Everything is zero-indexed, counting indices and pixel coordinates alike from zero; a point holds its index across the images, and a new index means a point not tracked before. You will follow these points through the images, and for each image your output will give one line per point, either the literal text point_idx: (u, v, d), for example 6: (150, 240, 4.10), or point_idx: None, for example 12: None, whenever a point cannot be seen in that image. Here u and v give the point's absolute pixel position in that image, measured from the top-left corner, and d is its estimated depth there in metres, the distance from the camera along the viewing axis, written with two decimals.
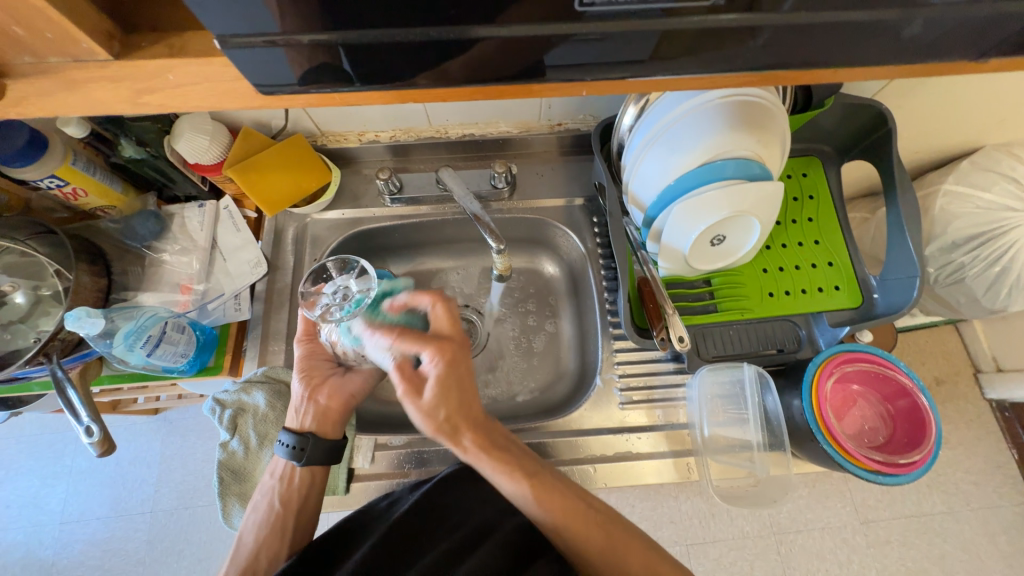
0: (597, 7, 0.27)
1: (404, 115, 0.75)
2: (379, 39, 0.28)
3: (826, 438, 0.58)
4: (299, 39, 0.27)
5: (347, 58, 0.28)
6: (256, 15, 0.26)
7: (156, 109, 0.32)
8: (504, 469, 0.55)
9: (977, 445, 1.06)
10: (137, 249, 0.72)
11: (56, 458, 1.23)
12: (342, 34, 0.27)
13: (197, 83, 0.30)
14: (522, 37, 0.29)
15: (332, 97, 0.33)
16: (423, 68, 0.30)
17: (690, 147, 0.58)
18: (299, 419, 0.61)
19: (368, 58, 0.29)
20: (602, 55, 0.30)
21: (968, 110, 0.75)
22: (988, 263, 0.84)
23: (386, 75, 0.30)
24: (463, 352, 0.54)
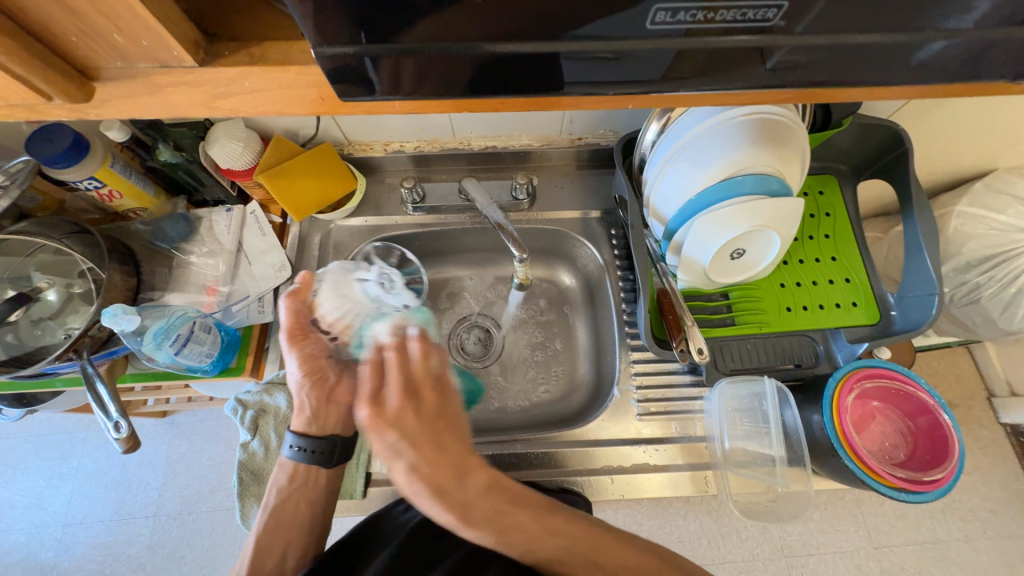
0: (661, 25, 0.29)
1: (429, 126, 0.77)
2: (440, 52, 0.29)
3: (847, 454, 0.58)
4: (367, 52, 0.29)
5: (409, 70, 0.30)
6: (332, 25, 0.27)
7: (228, 114, 0.34)
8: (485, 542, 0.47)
9: (992, 471, 1.05)
10: (165, 250, 0.74)
11: (63, 459, 1.23)
12: (405, 46, 0.29)
13: (270, 89, 0.32)
14: (579, 50, 0.30)
15: (389, 105, 0.35)
16: (478, 80, 0.32)
17: (713, 162, 0.59)
18: (316, 425, 0.60)
19: (427, 70, 0.30)
20: (649, 75, 0.32)
21: (982, 133, 0.76)
22: (1003, 284, 0.84)
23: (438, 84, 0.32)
24: (398, 417, 0.45)
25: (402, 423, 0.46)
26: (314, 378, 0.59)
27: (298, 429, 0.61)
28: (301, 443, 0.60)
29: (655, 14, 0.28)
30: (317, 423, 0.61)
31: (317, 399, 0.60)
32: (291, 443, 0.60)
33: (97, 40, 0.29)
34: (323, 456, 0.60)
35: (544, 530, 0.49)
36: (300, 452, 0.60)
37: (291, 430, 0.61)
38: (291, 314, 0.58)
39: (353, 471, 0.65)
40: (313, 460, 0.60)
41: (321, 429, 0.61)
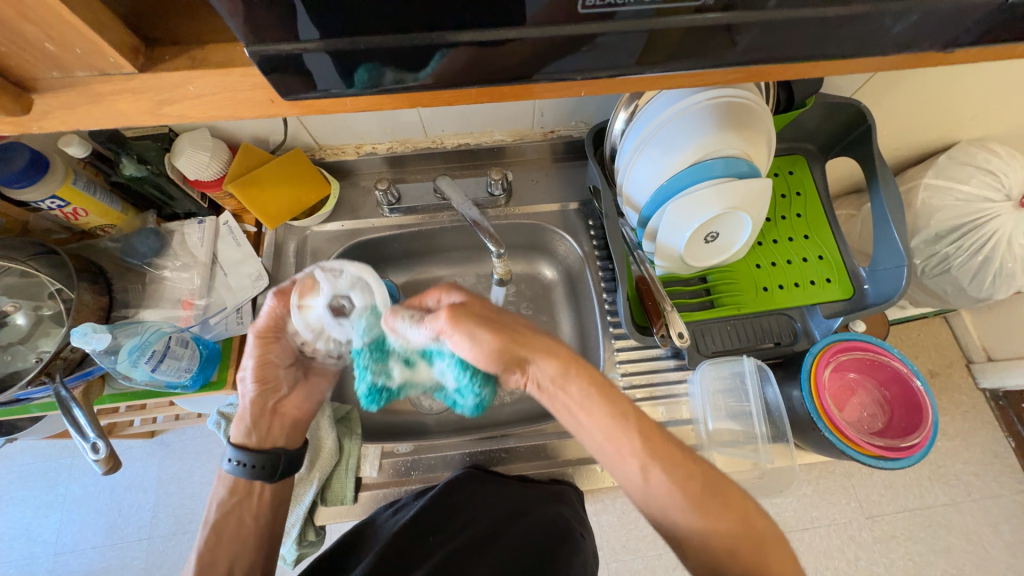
0: (601, 9, 0.29)
1: (401, 126, 0.77)
2: (384, 46, 0.29)
3: (826, 426, 0.60)
4: (291, 52, 0.28)
5: (349, 65, 0.30)
6: (274, 22, 0.27)
7: (176, 120, 0.33)
8: (598, 424, 0.50)
9: (974, 435, 1.08)
10: (137, 266, 0.72)
11: (49, 487, 1.20)
12: (350, 41, 0.28)
13: (217, 93, 0.32)
14: (526, 38, 0.30)
15: (346, 104, 0.34)
16: (429, 74, 0.31)
17: (680, 147, 0.60)
18: (255, 435, 0.58)
19: (376, 67, 0.30)
20: (597, 62, 0.33)
21: (943, 106, 0.78)
22: (972, 252, 0.87)
23: (382, 80, 0.31)
24: (468, 302, 0.55)
25: (480, 310, 0.54)
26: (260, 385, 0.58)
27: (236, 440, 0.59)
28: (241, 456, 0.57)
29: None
30: (258, 433, 0.59)
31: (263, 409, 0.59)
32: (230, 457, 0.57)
33: (31, 50, 0.28)
34: (264, 471, 0.57)
35: (644, 423, 0.50)
36: (240, 466, 0.57)
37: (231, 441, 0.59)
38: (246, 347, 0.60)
39: (342, 478, 0.65)
40: (252, 476, 0.57)
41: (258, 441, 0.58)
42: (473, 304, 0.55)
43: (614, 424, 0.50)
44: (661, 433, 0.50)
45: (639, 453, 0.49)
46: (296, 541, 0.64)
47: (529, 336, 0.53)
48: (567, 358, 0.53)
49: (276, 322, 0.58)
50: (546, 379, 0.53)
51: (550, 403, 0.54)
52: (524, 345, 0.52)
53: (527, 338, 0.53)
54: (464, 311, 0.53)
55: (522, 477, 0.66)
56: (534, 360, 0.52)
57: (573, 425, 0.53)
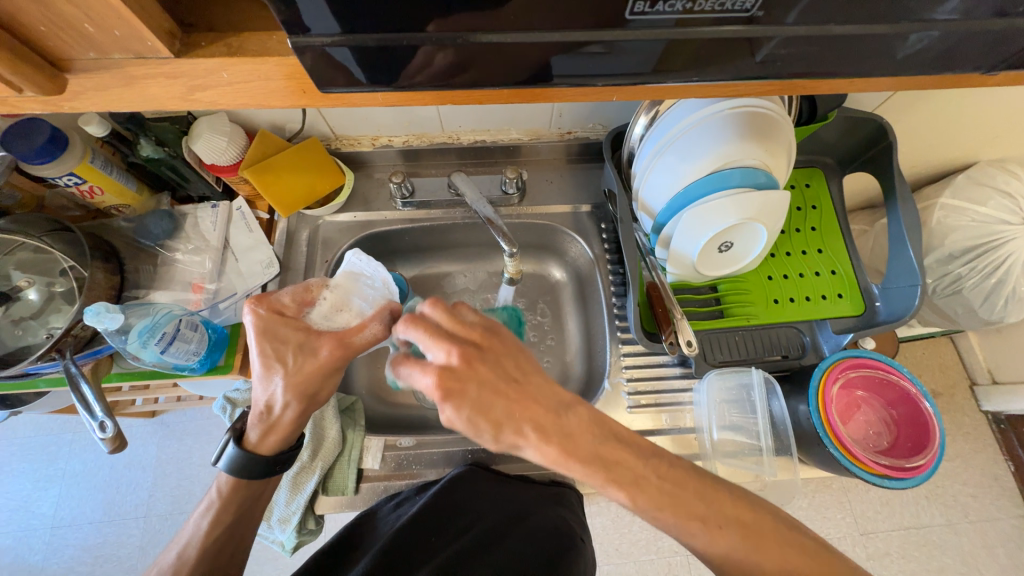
0: (640, 16, 0.29)
1: (418, 120, 0.76)
2: (419, 42, 0.29)
3: (833, 443, 0.59)
4: (333, 40, 0.28)
5: (385, 59, 0.30)
6: (308, 16, 0.27)
7: (206, 106, 0.33)
8: (606, 485, 0.41)
9: (974, 457, 1.08)
10: (150, 247, 0.72)
11: (51, 461, 1.21)
12: (385, 37, 0.28)
13: (249, 81, 0.32)
14: (561, 39, 0.30)
15: (374, 98, 0.34)
16: (460, 73, 0.31)
17: (700, 155, 0.59)
18: (272, 436, 0.53)
19: (410, 62, 0.30)
20: (631, 68, 0.32)
21: (966, 125, 0.77)
22: (984, 275, 0.86)
23: (412, 77, 0.31)
24: (473, 359, 0.41)
25: (476, 385, 0.40)
26: (307, 401, 0.52)
27: (245, 440, 0.53)
28: (281, 460, 0.55)
29: (632, 5, 0.28)
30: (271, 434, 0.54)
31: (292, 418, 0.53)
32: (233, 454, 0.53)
33: (69, 30, 0.28)
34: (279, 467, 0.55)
35: (664, 479, 0.42)
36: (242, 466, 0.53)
37: (241, 441, 0.53)
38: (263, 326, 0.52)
39: (345, 469, 0.65)
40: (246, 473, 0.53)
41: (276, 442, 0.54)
42: (472, 363, 0.41)
43: (627, 483, 0.41)
44: (687, 480, 0.42)
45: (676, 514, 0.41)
46: (296, 529, 0.64)
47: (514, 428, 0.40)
48: (562, 432, 0.40)
49: (363, 343, 0.52)
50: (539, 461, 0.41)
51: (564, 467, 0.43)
52: (526, 414, 0.40)
53: (529, 393, 0.41)
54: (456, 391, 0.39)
55: (523, 476, 0.66)
56: (528, 440, 0.40)
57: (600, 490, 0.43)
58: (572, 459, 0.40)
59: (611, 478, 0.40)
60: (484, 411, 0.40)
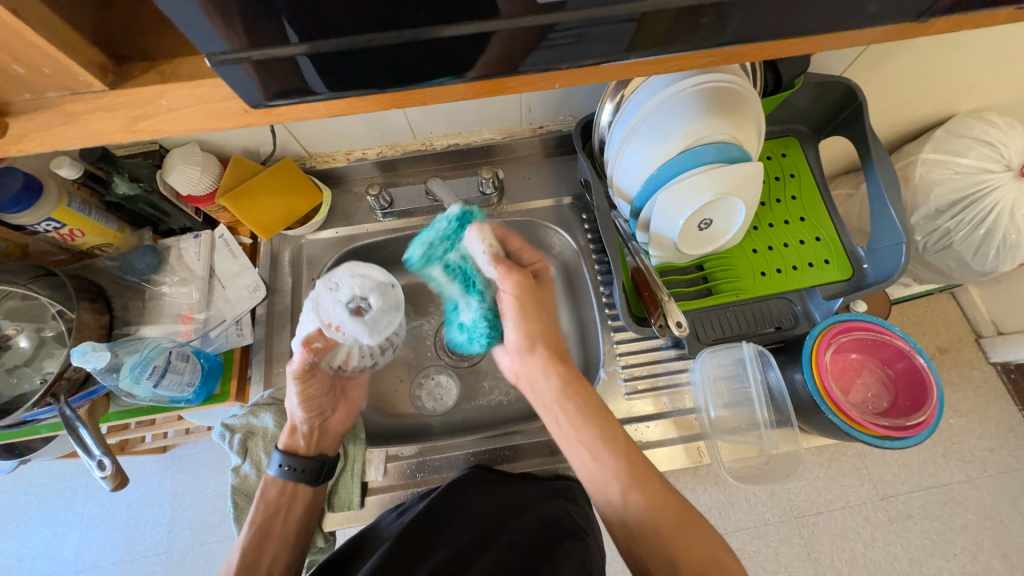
0: (554, 0, 0.28)
1: (390, 130, 0.77)
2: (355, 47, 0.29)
3: (830, 408, 0.59)
4: (279, 56, 0.29)
5: (327, 69, 0.30)
6: (226, 30, 0.27)
7: (150, 136, 0.33)
8: (580, 424, 0.57)
9: (986, 410, 1.07)
10: (136, 283, 0.73)
11: (67, 506, 1.22)
12: (317, 45, 0.29)
13: (187, 106, 0.32)
14: (491, 33, 0.30)
15: (319, 110, 0.34)
16: (402, 77, 0.32)
17: (669, 134, 0.59)
18: (304, 443, 0.63)
19: (347, 69, 0.30)
20: (568, 53, 0.32)
21: (938, 78, 0.77)
22: (973, 226, 0.86)
23: (353, 84, 0.31)
24: (535, 282, 0.62)
25: (545, 295, 0.62)
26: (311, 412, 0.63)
27: (285, 448, 0.63)
28: (290, 461, 0.61)
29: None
30: (307, 443, 0.64)
31: (311, 428, 0.64)
32: (279, 461, 0.61)
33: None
34: (307, 474, 0.61)
35: (603, 436, 0.56)
36: (286, 470, 0.61)
37: (279, 450, 0.63)
38: (304, 359, 0.62)
39: (348, 483, 0.65)
40: (298, 479, 0.61)
41: (304, 446, 0.64)
42: (546, 284, 0.63)
43: (605, 446, 0.56)
44: (626, 442, 0.56)
45: (623, 479, 0.54)
46: None
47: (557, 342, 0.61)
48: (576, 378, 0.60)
49: (307, 363, 0.62)
50: (545, 391, 0.60)
51: (554, 421, 0.59)
52: (547, 339, 0.60)
53: (550, 328, 0.61)
54: (525, 289, 0.59)
55: (529, 474, 0.67)
56: (540, 362, 0.60)
57: (563, 439, 0.58)
58: (569, 400, 0.58)
59: (588, 416, 0.57)
60: (534, 334, 0.60)
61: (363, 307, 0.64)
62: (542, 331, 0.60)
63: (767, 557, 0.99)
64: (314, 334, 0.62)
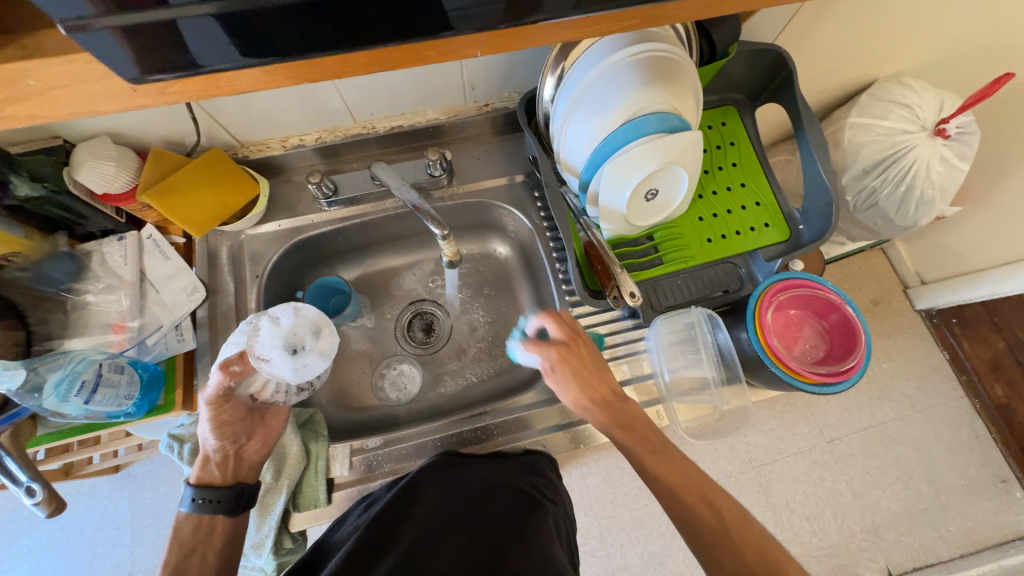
0: None
1: (326, 114, 0.73)
2: (261, 6, 0.26)
3: (774, 362, 0.63)
4: (167, 19, 0.26)
5: (245, 26, 0.28)
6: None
7: (25, 121, 0.31)
8: (633, 451, 0.57)
9: (914, 353, 1.18)
10: (53, 294, 0.66)
11: (11, 540, 1.13)
12: (222, 4, 0.26)
13: (62, 85, 0.29)
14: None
15: (219, 86, 0.32)
16: (301, 43, 0.30)
17: (611, 106, 0.59)
18: (218, 472, 0.59)
19: (263, 28, 0.28)
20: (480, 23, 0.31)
21: (860, 44, 0.81)
22: (895, 184, 0.92)
23: (269, 46, 0.29)
24: (578, 349, 0.60)
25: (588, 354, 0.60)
26: (220, 441, 0.59)
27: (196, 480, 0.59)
28: (202, 494, 0.57)
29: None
30: (220, 472, 0.59)
31: (224, 456, 0.59)
32: (189, 494, 0.57)
33: None
34: (224, 504, 0.57)
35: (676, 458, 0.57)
36: (198, 502, 0.57)
37: (190, 481, 0.59)
38: (218, 385, 0.57)
39: (312, 481, 0.64)
40: (214, 510, 0.57)
41: (220, 475, 0.59)
42: (587, 352, 0.61)
43: (670, 469, 0.55)
44: (692, 470, 0.56)
45: (697, 501, 0.53)
46: (273, 551, 0.63)
47: (609, 392, 0.59)
48: (614, 408, 0.59)
49: (220, 389, 0.57)
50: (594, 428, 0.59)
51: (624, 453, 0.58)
52: (594, 392, 0.59)
53: (597, 376, 0.60)
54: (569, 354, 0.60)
55: (497, 453, 0.67)
56: (591, 410, 0.59)
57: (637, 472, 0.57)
58: (632, 429, 0.58)
59: (637, 443, 0.57)
60: (583, 383, 0.58)
61: (298, 348, 0.59)
62: (587, 391, 0.59)
63: None
64: (234, 357, 0.58)
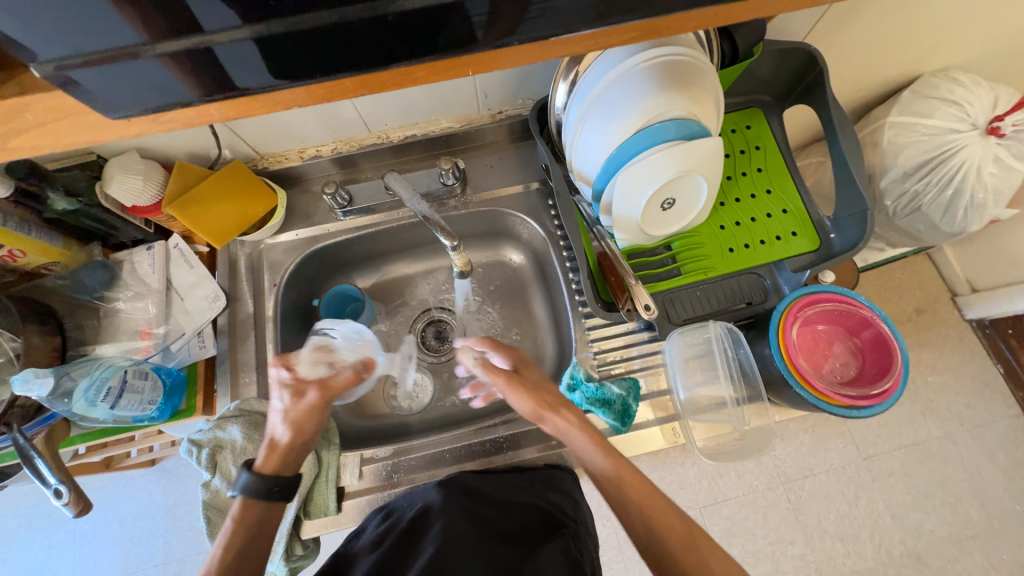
0: None
1: (342, 125, 0.74)
2: (301, 28, 0.27)
3: (798, 381, 0.59)
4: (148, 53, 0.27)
5: (278, 51, 0.28)
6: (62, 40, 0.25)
7: (30, 153, 0.32)
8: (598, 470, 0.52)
9: (963, 367, 1.09)
10: (87, 301, 0.70)
11: (58, 525, 1.20)
12: (269, 27, 0.27)
13: (59, 119, 0.31)
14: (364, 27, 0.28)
15: (210, 114, 0.33)
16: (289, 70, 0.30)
17: (626, 112, 0.57)
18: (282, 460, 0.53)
19: (304, 52, 0.29)
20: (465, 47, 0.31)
21: (899, 40, 0.75)
22: (941, 187, 0.86)
23: (305, 68, 0.30)
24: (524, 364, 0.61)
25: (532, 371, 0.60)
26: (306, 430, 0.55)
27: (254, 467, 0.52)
28: (276, 481, 0.51)
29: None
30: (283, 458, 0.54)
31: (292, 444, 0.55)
32: (252, 479, 0.50)
33: None
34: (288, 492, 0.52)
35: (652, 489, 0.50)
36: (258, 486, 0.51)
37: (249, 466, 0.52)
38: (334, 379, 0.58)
39: (323, 489, 0.64)
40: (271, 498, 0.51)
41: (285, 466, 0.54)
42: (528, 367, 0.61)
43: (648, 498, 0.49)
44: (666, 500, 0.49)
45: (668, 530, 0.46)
46: (284, 557, 0.64)
47: (557, 404, 0.57)
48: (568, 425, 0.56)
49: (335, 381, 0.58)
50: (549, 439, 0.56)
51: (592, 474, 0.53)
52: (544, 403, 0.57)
53: (545, 391, 0.58)
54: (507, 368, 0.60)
55: (514, 467, 0.66)
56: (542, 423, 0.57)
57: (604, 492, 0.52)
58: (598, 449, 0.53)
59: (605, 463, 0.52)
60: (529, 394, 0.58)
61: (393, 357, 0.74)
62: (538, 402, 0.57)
63: (757, 522, 1.01)
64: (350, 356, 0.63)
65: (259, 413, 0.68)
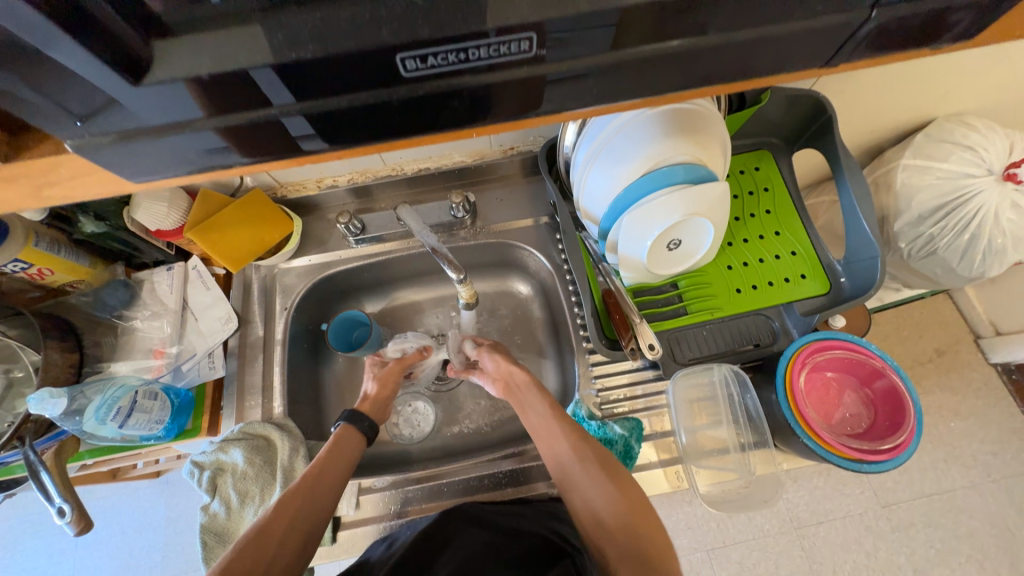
0: (412, 72, 0.29)
1: (360, 157, 0.77)
2: (345, 104, 0.30)
3: (804, 431, 0.58)
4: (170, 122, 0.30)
5: (323, 124, 0.32)
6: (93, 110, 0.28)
7: (61, 201, 0.35)
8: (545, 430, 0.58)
9: (988, 414, 1.04)
10: (107, 319, 0.72)
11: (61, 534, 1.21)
12: (311, 104, 0.30)
13: (87, 172, 0.34)
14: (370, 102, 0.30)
15: (230, 169, 0.35)
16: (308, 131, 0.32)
17: (633, 156, 0.58)
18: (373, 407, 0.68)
19: (345, 120, 0.31)
20: (467, 114, 0.33)
21: (909, 87, 0.76)
22: (957, 232, 0.84)
23: (346, 133, 0.33)
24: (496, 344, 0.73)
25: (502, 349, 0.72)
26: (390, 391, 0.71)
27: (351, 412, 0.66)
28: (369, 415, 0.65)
29: (405, 64, 0.29)
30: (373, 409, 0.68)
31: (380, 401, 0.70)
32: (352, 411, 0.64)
33: None
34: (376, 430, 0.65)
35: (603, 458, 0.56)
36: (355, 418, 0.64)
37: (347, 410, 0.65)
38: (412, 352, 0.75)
39: None
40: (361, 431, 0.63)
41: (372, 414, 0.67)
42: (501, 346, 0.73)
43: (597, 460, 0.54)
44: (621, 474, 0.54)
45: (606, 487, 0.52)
46: None
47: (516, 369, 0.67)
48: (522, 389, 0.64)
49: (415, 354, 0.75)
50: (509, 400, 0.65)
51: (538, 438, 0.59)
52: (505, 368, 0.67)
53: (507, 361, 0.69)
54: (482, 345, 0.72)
55: (522, 500, 0.65)
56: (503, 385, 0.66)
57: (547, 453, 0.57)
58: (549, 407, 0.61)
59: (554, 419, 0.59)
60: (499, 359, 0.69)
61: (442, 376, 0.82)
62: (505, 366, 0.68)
63: (767, 569, 0.96)
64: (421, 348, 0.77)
65: (261, 436, 0.68)
